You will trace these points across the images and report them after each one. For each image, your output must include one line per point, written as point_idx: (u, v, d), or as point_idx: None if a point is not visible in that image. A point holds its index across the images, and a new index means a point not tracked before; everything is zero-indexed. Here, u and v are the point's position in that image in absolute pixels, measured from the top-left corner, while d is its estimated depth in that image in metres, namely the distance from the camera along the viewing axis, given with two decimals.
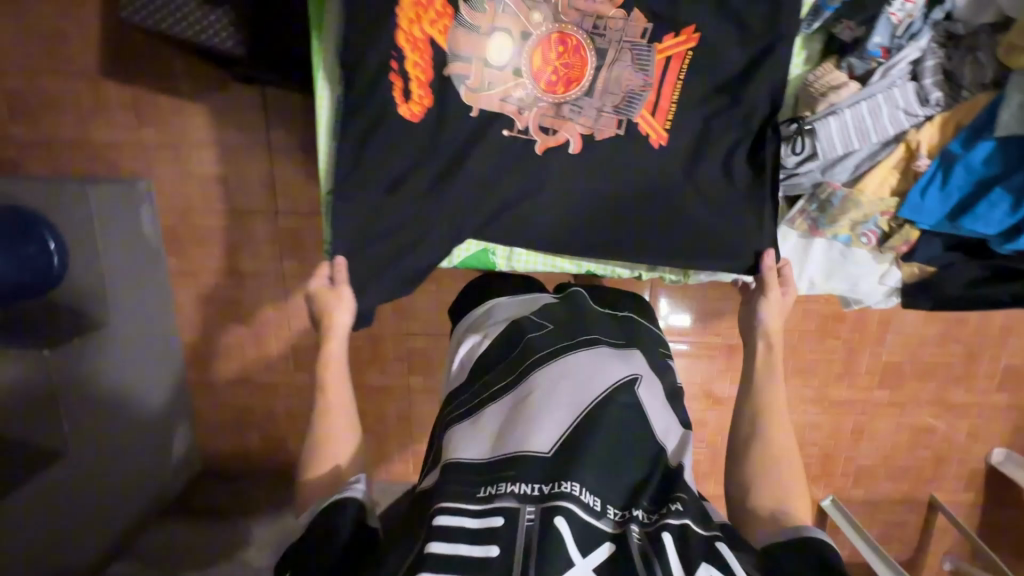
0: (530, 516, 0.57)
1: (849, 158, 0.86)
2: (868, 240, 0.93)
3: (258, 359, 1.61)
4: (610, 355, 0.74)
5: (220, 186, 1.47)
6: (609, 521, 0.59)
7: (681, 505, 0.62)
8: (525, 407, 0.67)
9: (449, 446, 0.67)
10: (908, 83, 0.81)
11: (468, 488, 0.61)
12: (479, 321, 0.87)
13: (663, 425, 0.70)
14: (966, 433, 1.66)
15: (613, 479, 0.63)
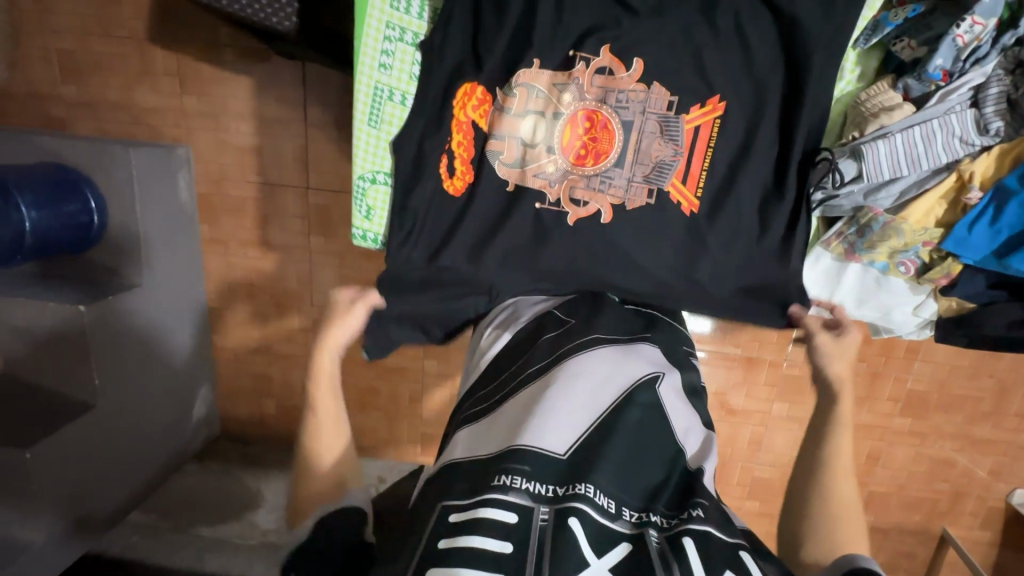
0: (544, 516, 0.56)
1: (896, 183, 0.81)
2: (906, 269, 0.89)
3: (280, 329, 1.64)
4: (630, 355, 0.73)
5: (255, 157, 1.49)
6: (625, 522, 0.57)
7: (702, 511, 0.59)
8: (541, 405, 0.65)
9: (463, 444, 0.67)
10: (967, 110, 0.77)
11: (480, 480, 0.59)
12: (503, 320, 0.88)
13: (682, 426, 0.69)
14: (988, 470, 1.61)
15: (630, 481, 0.61)
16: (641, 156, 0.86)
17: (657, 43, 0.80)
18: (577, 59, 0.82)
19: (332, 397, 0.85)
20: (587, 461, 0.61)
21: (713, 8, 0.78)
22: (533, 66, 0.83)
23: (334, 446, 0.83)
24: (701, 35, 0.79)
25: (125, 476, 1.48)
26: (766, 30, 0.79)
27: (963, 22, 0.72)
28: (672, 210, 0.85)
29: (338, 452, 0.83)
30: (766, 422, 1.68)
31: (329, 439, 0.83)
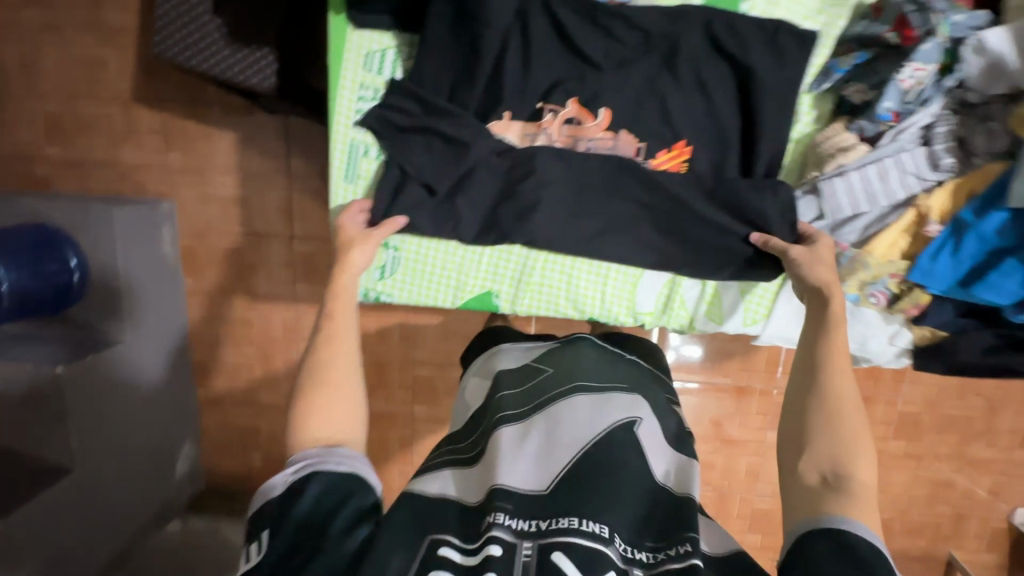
0: (527, 552, 0.50)
1: (858, 220, 0.84)
2: (876, 300, 0.89)
3: (266, 378, 1.62)
4: (608, 394, 0.65)
5: (239, 208, 1.51)
6: (617, 552, 0.51)
7: (690, 545, 0.51)
8: (522, 443, 0.59)
9: (439, 477, 0.62)
10: (919, 147, 0.80)
11: (472, 525, 0.55)
12: (483, 366, 0.80)
13: (662, 464, 0.60)
14: (988, 490, 1.59)
15: (620, 508, 0.54)
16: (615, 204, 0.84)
17: (622, 92, 0.84)
18: (546, 110, 0.84)
19: (342, 316, 0.74)
20: (576, 496, 0.54)
21: (674, 61, 0.82)
22: (502, 117, 0.84)
23: (339, 369, 0.70)
24: (664, 85, 0.83)
25: (104, 541, 1.42)
26: (725, 78, 0.82)
27: (904, 68, 0.76)
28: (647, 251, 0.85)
29: (348, 382, 0.70)
30: (762, 451, 1.66)
31: (338, 362, 0.70)
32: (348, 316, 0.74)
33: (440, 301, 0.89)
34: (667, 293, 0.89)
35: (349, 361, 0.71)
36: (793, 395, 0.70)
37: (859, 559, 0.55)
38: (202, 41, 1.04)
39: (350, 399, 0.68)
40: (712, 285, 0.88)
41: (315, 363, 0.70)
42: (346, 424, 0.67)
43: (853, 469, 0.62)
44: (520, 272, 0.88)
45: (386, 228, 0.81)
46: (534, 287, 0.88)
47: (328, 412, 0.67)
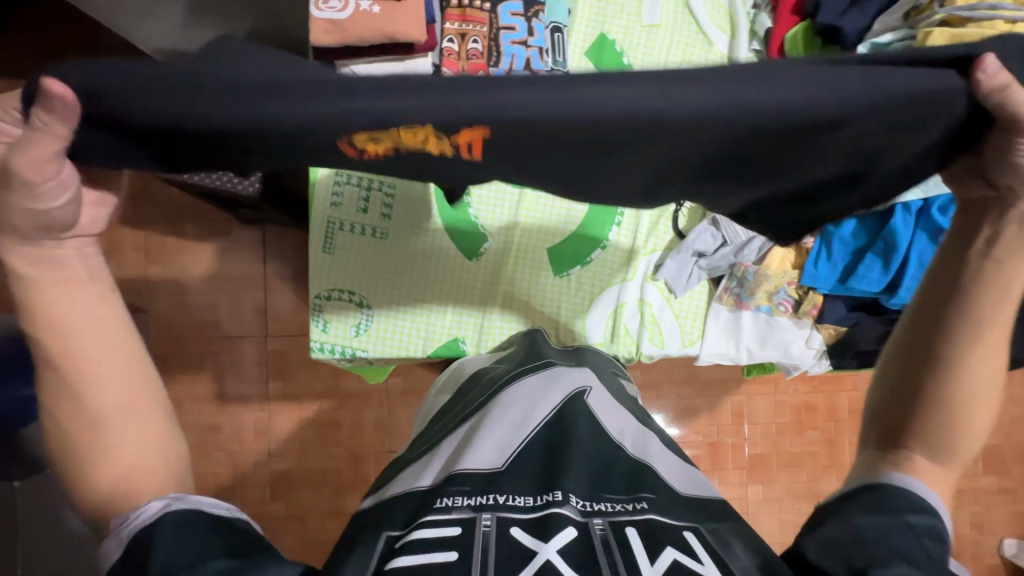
0: (488, 522, 0.48)
1: (753, 242, 0.91)
2: (784, 308, 0.95)
3: (235, 485, 1.58)
4: (559, 372, 0.69)
5: (214, 315, 1.59)
6: (574, 508, 0.50)
7: (646, 502, 0.52)
8: (482, 430, 0.60)
9: (402, 479, 0.59)
10: None
11: (423, 507, 0.52)
12: (448, 381, 0.87)
13: (616, 425, 0.64)
14: (970, 523, 1.63)
15: (574, 469, 0.55)
16: (561, 242, 0.96)
17: None
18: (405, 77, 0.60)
19: (93, 336, 0.52)
20: (533, 472, 0.56)
21: None
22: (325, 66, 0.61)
23: (113, 411, 0.52)
24: None
25: None
26: None
27: None
28: (597, 276, 0.96)
29: (135, 418, 0.53)
30: (746, 508, 1.65)
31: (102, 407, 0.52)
32: (106, 333, 0.53)
33: (413, 350, 0.95)
34: (612, 322, 0.95)
35: (126, 390, 0.53)
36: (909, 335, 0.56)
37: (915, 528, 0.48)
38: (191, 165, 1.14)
39: (151, 440, 0.53)
40: (651, 312, 0.95)
41: (69, 421, 0.51)
42: (151, 475, 0.53)
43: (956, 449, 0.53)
44: (481, 318, 0.96)
45: (51, 142, 0.46)
46: (497, 330, 0.96)
47: (121, 470, 0.52)
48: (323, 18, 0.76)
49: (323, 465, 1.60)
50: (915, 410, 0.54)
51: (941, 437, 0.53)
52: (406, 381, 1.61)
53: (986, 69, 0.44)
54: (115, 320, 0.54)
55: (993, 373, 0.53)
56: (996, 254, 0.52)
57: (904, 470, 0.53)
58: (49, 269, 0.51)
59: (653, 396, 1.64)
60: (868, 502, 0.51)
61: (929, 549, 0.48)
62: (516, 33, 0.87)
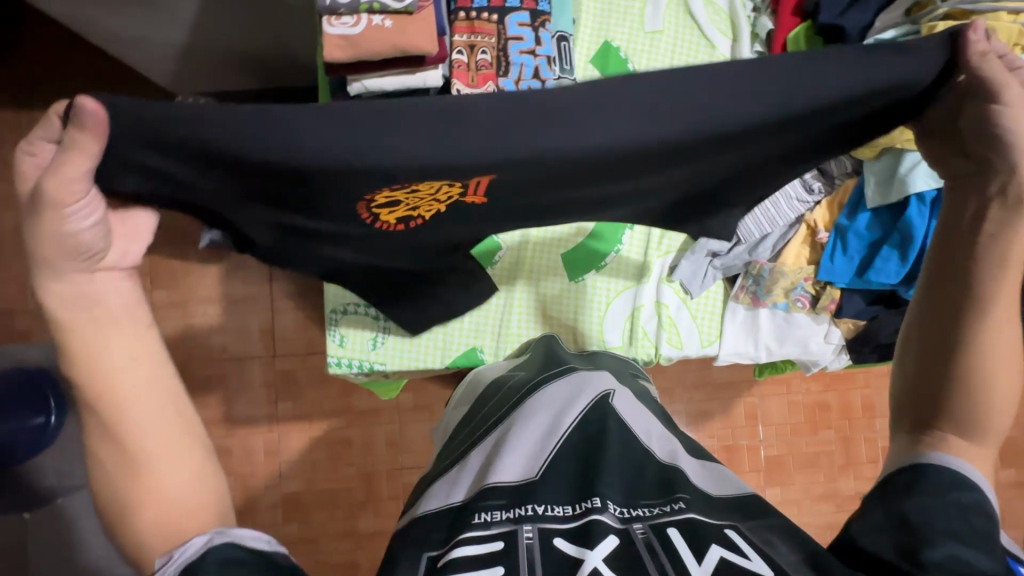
0: (530, 534, 0.44)
1: (767, 239, 0.92)
2: (802, 304, 0.94)
3: (245, 509, 1.56)
4: (582, 376, 0.66)
5: (221, 336, 1.58)
6: (613, 515, 0.45)
7: (684, 501, 0.47)
8: (510, 441, 0.56)
9: (430, 495, 0.55)
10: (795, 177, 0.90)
11: (458, 525, 0.48)
12: (466, 394, 0.86)
13: (644, 429, 0.59)
14: None
15: (611, 473, 0.50)
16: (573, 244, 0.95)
17: None
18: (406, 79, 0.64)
19: (126, 374, 0.51)
20: (569, 479, 0.51)
21: None
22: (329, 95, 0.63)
23: (151, 449, 0.51)
24: None
25: None
26: None
27: None
28: (612, 278, 0.96)
29: (172, 455, 0.51)
30: None
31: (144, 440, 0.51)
32: (142, 367, 0.52)
33: (432, 362, 0.94)
34: (630, 326, 0.95)
35: (163, 428, 0.52)
36: (925, 321, 0.55)
37: (962, 505, 0.47)
38: None
39: (190, 476, 0.51)
40: (668, 313, 0.95)
41: (113, 454, 0.50)
42: (199, 515, 0.50)
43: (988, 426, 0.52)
44: (498, 325, 0.96)
45: (80, 160, 0.47)
46: (514, 336, 0.95)
47: (165, 507, 0.49)
48: (337, 34, 0.77)
49: (334, 485, 1.58)
50: (946, 396, 0.53)
51: (971, 419, 0.52)
52: (416, 397, 1.60)
53: (974, 32, 0.51)
54: (151, 350, 0.53)
55: (1012, 350, 0.53)
56: (987, 229, 0.53)
57: (943, 451, 0.51)
58: (81, 308, 0.51)
59: (666, 400, 1.62)
60: (908, 486, 0.49)
61: (975, 525, 0.46)
62: (524, 44, 0.88)
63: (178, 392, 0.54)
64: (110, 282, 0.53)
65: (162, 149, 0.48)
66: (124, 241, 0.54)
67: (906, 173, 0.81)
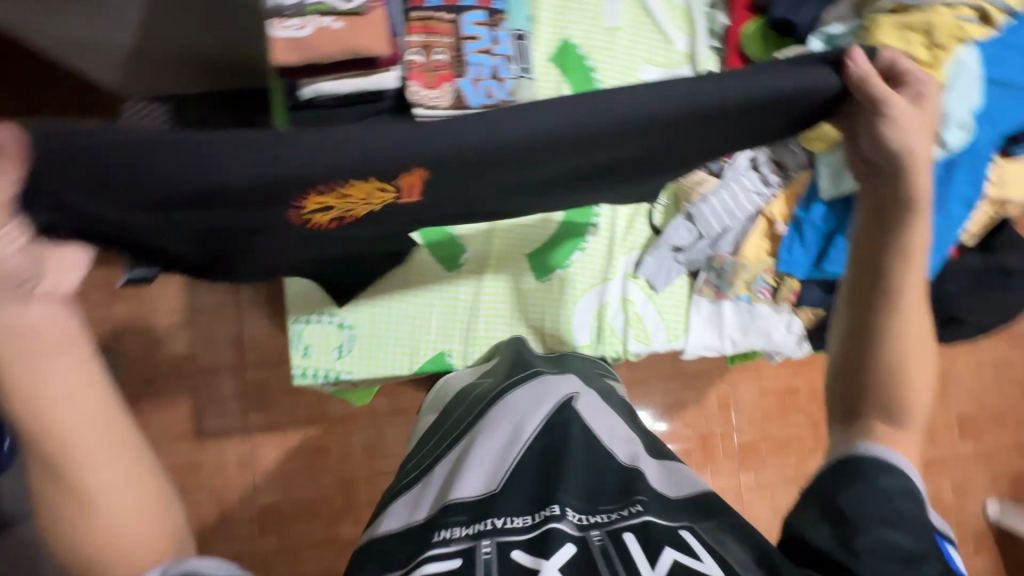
0: (487, 549, 0.44)
1: (728, 233, 0.94)
2: (764, 295, 0.95)
3: (220, 525, 1.52)
4: (546, 380, 0.66)
5: (187, 348, 1.53)
6: (571, 523, 0.46)
7: (641, 504, 0.48)
8: (472, 452, 0.55)
9: (393, 513, 0.54)
10: (751, 172, 0.93)
11: (419, 544, 0.47)
12: (434, 401, 0.85)
13: (607, 430, 0.59)
14: (951, 490, 1.69)
15: (570, 480, 0.51)
16: (538, 244, 0.96)
17: None
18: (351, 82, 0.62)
19: (71, 410, 0.46)
20: (529, 488, 0.51)
21: None
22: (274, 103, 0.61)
23: (102, 489, 0.48)
24: None
25: None
26: None
27: None
28: (579, 277, 0.96)
29: (125, 491, 0.49)
30: (740, 497, 1.67)
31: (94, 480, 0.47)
32: (89, 402, 0.47)
33: (400, 369, 0.93)
34: (597, 323, 0.96)
35: (119, 466, 0.48)
36: (850, 317, 0.58)
37: (886, 493, 0.50)
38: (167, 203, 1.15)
39: (129, 512, 0.48)
40: (634, 309, 0.96)
41: (61, 494, 0.47)
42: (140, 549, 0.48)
43: (908, 411, 0.56)
44: (466, 328, 0.95)
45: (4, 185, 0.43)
46: (481, 339, 0.95)
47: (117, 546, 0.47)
48: (284, 37, 0.74)
49: (311, 494, 1.55)
50: (867, 385, 0.56)
51: (896, 403, 0.55)
52: (392, 400, 1.58)
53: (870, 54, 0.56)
54: (88, 388, 0.48)
55: (923, 338, 0.57)
56: (886, 225, 0.57)
57: (869, 439, 0.55)
58: (16, 340, 0.45)
59: (642, 393, 1.64)
60: (841, 476, 0.52)
61: (901, 509, 0.49)
62: (479, 42, 0.87)
63: (126, 428, 0.50)
64: (41, 311, 0.47)
65: (97, 196, 0.47)
66: (57, 271, 0.49)
67: None
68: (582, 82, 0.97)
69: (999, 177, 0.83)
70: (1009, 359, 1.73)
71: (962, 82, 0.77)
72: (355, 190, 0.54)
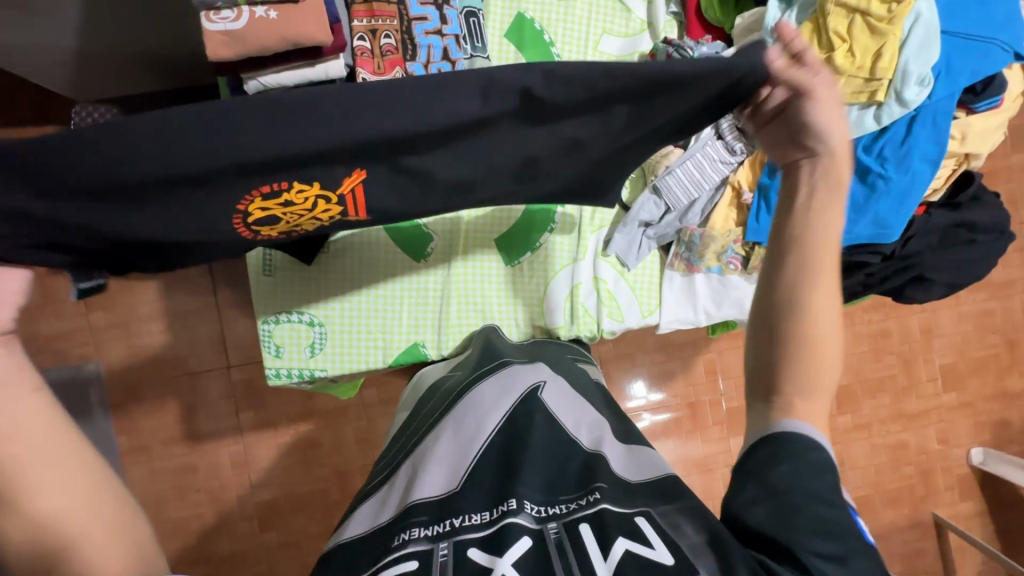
0: (444, 550, 0.46)
1: (695, 204, 0.93)
2: (734, 266, 0.95)
3: (221, 524, 1.53)
4: (512, 372, 0.67)
5: (170, 353, 1.52)
6: (529, 516, 0.48)
7: (598, 492, 0.50)
8: (435, 450, 0.57)
9: (359, 517, 0.55)
10: (716, 140, 0.90)
11: (381, 547, 0.48)
12: (409, 396, 0.85)
13: (572, 419, 0.61)
14: (937, 439, 1.73)
15: (529, 474, 0.52)
16: (507, 228, 0.94)
17: None
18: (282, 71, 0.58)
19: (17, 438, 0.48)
20: (490, 484, 0.53)
21: None
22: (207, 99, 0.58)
23: (59, 514, 0.47)
24: None
25: None
26: None
27: None
28: (549, 259, 0.95)
29: (91, 519, 0.48)
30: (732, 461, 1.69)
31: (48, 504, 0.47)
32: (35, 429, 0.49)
33: (374, 362, 0.93)
34: (570, 305, 0.94)
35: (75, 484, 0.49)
36: (761, 291, 0.60)
37: (808, 465, 0.52)
38: None
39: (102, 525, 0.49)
40: (607, 288, 0.95)
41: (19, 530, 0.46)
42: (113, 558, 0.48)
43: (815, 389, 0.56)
44: (438, 318, 0.94)
45: None
46: (455, 328, 0.94)
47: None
48: (218, 30, 0.71)
49: (309, 488, 1.57)
50: (778, 361, 0.57)
51: (809, 379, 0.56)
52: (380, 391, 1.59)
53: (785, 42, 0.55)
54: (36, 409, 0.50)
55: (832, 309, 0.58)
56: (816, 197, 0.59)
57: (789, 416, 0.55)
58: None
59: (630, 366, 1.64)
60: (769, 454, 0.53)
61: (823, 481, 0.51)
62: (429, 24, 0.84)
63: (82, 447, 0.51)
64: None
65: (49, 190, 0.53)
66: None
67: None
68: (540, 58, 0.95)
69: (961, 133, 0.82)
70: (989, 309, 1.75)
71: (920, 34, 0.75)
72: (297, 197, 0.60)
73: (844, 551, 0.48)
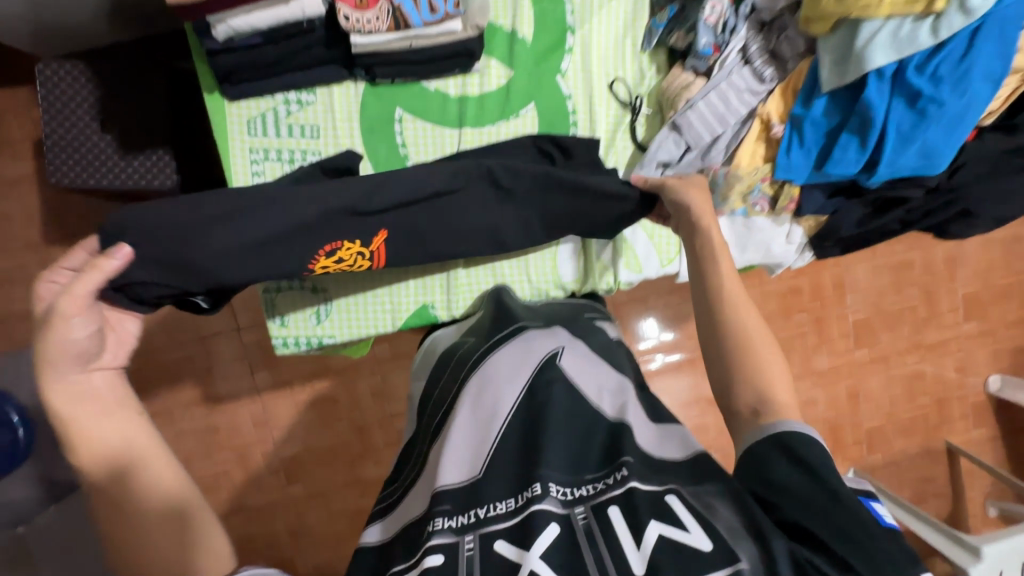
0: (470, 545, 0.45)
1: (719, 140, 0.85)
2: (761, 208, 0.88)
3: (249, 479, 1.58)
4: (528, 339, 0.64)
5: (179, 318, 1.50)
6: (555, 501, 0.46)
7: (625, 468, 0.48)
8: (454, 428, 0.54)
9: (393, 514, 0.54)
10: (743, 67, 0.82)
11: (413, 541, 0.47)
12: (423, 361, 0.83)
13: (594, 386, 0.58)
14: (954, 368, 1.71)
15: (553, 452, 0.50)
16: None
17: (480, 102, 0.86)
18: None
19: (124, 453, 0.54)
20: (513, 465, 0.51)
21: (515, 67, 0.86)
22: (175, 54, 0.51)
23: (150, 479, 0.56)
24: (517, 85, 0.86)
25: None
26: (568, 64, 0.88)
27: (705, 7, 0.80)
28: None
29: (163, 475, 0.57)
30: None
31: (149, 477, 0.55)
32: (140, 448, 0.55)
33: (384, 326, 0.89)
34: (584, 257, 0.90)
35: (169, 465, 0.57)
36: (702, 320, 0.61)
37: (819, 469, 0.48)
38: (98, 173, 1.00)
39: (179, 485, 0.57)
40: (622, 237, 0.90)
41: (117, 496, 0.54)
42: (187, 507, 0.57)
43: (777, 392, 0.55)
44: (446, 278, 0.89)
45: (94, 275, 0.56)
46: (464, 287, 0.89)
47: (145, 527, 0.54)
48: None
49: (329, 442, 1.60)
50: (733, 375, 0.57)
51: (763, 385, 0.55)
52: (392, 345, 1.58)
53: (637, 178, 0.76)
54: (143, 438, 0.56)
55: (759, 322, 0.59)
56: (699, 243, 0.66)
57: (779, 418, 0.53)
58: (82, 401, 0.55)
59: (643, 309, 1.61)
60: (769, 457, 0.50)
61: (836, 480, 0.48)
62: None
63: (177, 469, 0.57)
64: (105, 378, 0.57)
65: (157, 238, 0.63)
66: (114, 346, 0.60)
67: (863, 47, 0.71)
68: None
69: None
70: (1017, 234, 1.68)
71: None
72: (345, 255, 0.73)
73: (854, 530, 0.44)
